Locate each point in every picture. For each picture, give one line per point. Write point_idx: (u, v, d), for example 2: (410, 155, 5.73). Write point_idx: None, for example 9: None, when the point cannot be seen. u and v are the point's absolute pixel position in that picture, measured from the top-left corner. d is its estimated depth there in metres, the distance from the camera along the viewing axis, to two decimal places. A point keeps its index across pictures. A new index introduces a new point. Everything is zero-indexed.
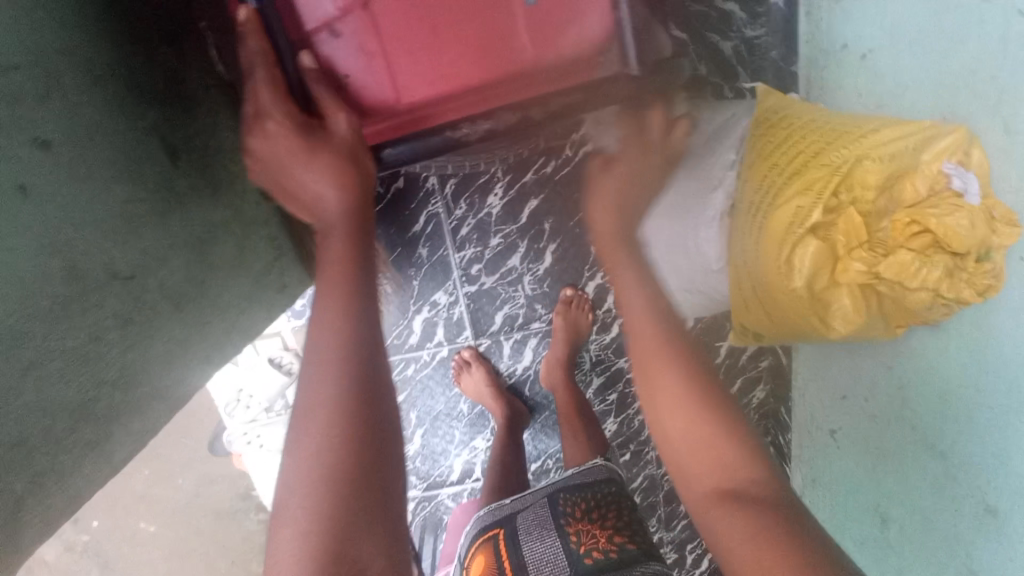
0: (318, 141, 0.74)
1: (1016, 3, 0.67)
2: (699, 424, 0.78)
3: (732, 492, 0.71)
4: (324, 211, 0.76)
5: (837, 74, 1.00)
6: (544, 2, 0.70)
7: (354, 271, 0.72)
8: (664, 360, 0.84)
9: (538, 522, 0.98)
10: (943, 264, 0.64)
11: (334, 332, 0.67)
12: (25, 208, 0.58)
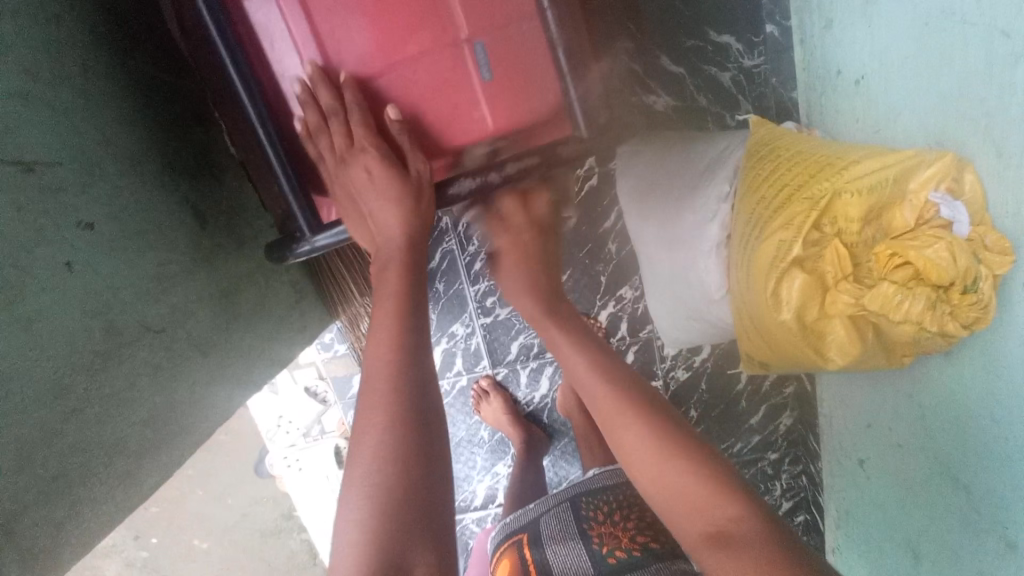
0: (393, 175, 0.62)
1: (999, 24, 0.66)
2: (670, 467, 0.69)
3: (714, 533, 0.62)
4: (388, 243, 0.64)
5: (833, 100, 1.00)
6: (502, 73, 0.59)
7: (409, 302, 0.62)
8: (620, 413, 0.76)
9: (560, 526, 0.95)
10: (924, 297, 0.65)
11: (387, 372, 0.58)
12: (73, 285, 0.54)
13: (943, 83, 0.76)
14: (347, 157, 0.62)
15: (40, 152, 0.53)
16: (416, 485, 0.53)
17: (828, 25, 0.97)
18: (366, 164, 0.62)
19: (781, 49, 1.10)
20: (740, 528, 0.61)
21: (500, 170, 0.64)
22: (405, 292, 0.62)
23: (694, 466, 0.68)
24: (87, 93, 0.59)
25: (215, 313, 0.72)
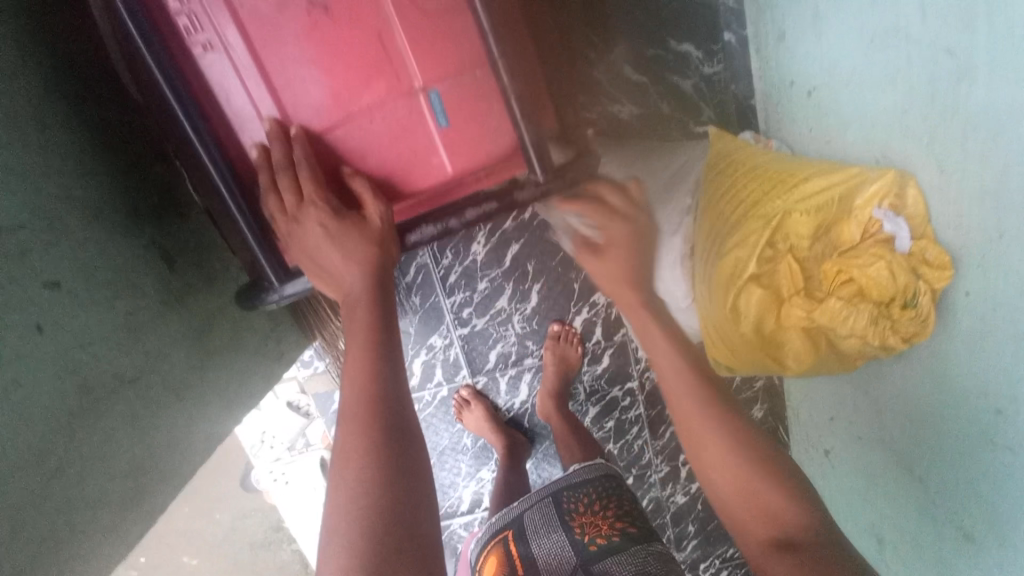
0: (347, 224, 0.55)
1: (942, 43, 0.66)
2: (748, 479, 0.70)
3: (784, 545, 0.65)
4: (348, 288, 0.58)
5: (789, 109, 1.03)
6: (460, 118, 0.56)
7: (382, 325, 0.58)
8: (706, 427, 0.75)
9: (544, 520, 0.94)
10: (867, 312, 0.71)
11: (361, 404, 0.54)
12: (42, 346, 0.54)
13: (887, 99, 0.78)
14: (297, 211, 0.54)
15: (3, 217, 0.52)
16: (394, 529, 0.49)
17: (781, 37, 0.99)
18: (316, 220, 0.54)
19: (739, 57, 1.12)
20: (812, 540, 0.64)
21: (461, 217, 0.59)
22: (378, 313, 0.58)
23: (770, 480, 0.70)
24: (46, 149, 0.59)
25: (190, 353, 0.73)
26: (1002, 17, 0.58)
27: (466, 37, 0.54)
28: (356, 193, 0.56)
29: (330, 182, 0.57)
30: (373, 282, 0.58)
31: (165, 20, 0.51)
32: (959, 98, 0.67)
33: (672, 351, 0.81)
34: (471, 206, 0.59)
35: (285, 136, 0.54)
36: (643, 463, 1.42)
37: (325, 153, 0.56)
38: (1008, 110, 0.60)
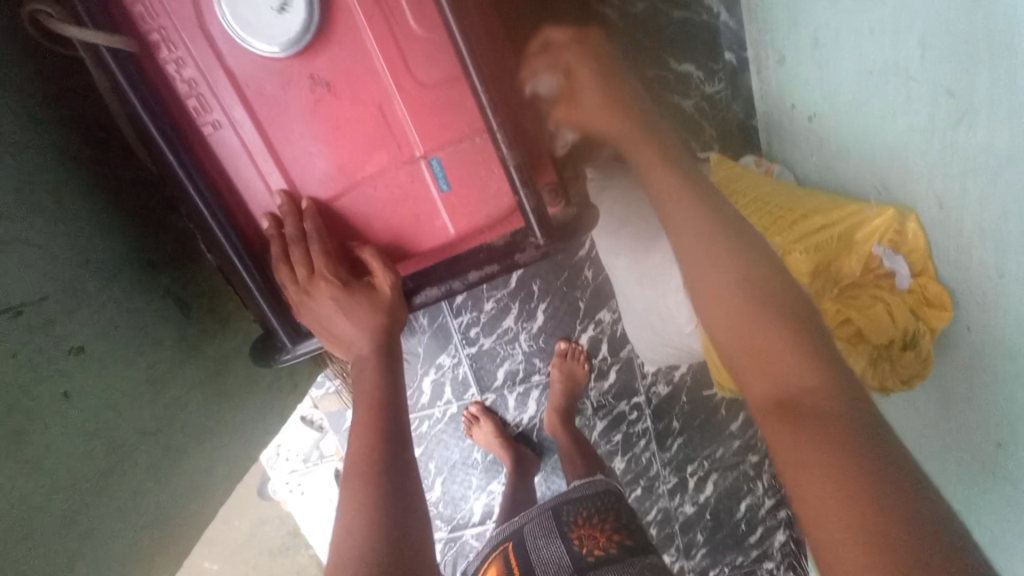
0: (357, 293, 0.58)
1: (942, 83, 0.66)
2: (757, 326, 0.53)
3: (793, 405, 0.48)
4: (358, 352, 0.60)
5: (791, 132, 1.02)
6: (461, 183, 0.57)
7: (386, 382, 0.60)
8: (711, 262, 0.58)
9: (544, 530, 0.92)
10: (865, 354, 0.76)
11: (363, 458, 0.56)
12: (72, 413, 0.57)
13: (891, 129, 0.77)
14: (309, 283, 0.56)
15: (25, 292, 0.55)
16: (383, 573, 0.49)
17: (781, 62, 0.99)
18: (324, 292, 0.56)
19: (740, 77, 1.12)
20: (834, 405, 0.47)
21: (465, 279, 0.61)
22: (384, 373, 0.60)
23: (790, 330, 0.52)
24: (62, 219, 0.61)
25: (206, 396, 0.76)
26: (996, 61, 0.57)
27: (464, 104, 0.55)
28: (365, 261, 0.58)
29: (341, 251, 0.59)
30: (378, 340, 0.60)
31: (175, 102, 0.53)
32: (957, 136, 0.66)
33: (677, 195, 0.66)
34: (473, 269, 0.61)
35: (297, 209, 0.56)
36: (652, 474, 1.43)
37: (337, 224, 0.58)
38: (1004, 154, 0.59)
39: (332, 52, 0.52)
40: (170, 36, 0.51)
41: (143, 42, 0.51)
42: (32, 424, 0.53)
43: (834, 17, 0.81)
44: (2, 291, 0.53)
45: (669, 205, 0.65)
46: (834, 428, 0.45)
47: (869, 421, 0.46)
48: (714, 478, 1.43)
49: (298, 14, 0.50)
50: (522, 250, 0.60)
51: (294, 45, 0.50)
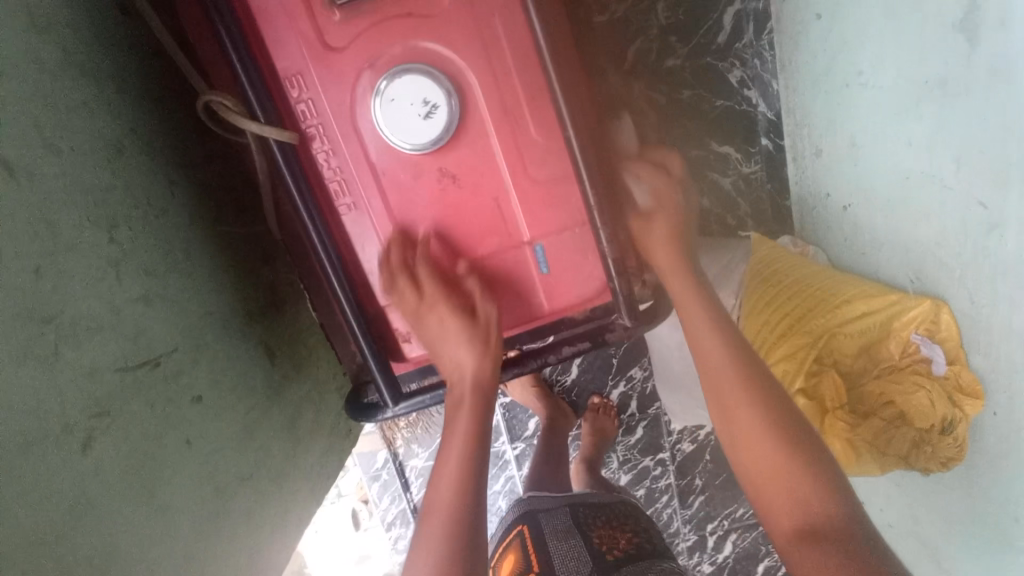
0: (464, 318, 0.61)
1: (976, 195, 0.74)
2: (778, 464, 0.59)
3: (813, 537, 0.54)
4: (457, 374, 0.62)
5: (824, 217, 1.11)
6: (560, 268, 0.64)
7: (483, 404, 0.62)
8: (737, 394, 0.64)
9: (563, 525, 0.87)
10: (909, 437, 0.82)
11: (452, 479, 0.58)
12: (192, 459, 0.62)
13: (925, 230, 0.85)
14: (421, 306, 0.61)
15: (162, 346, 0.60)
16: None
17: (818, 154, 1.08)
18: (440, 314, 0.61)
19: (776, 160, 1.22)
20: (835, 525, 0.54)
21: (558, 353, 0.67)
22: (480, 398, 0.62)
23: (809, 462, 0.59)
24: (190, 275, 0.67)
25: (284, 443, 0.80)
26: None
27: (570, 201, 0.62)
28: (472, 290, 0.62)
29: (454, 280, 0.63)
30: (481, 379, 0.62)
31: (320, 186, 0.60)
32: (988, 243, 0.74)
33: (707, 318, 0.68)
34: (567, 343, 0.68)
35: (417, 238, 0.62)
36: (672, 531, 1.46)
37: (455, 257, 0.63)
38: None
39: (461, 150, 0.60)
40: (326, 129, 0.59)
41: (301, 132, 0.59)
42: (159, 474, 0.57)
43: (872, 124, 0.91)
44: (146, 345, 0.58)
45: (703, 340, 0.68)
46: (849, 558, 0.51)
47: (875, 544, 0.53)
48: (732, 538, 1.46)
49: (439, 119, 0.58)
50: (613, 329, 0.67)
51: (432, 145, 0.59)
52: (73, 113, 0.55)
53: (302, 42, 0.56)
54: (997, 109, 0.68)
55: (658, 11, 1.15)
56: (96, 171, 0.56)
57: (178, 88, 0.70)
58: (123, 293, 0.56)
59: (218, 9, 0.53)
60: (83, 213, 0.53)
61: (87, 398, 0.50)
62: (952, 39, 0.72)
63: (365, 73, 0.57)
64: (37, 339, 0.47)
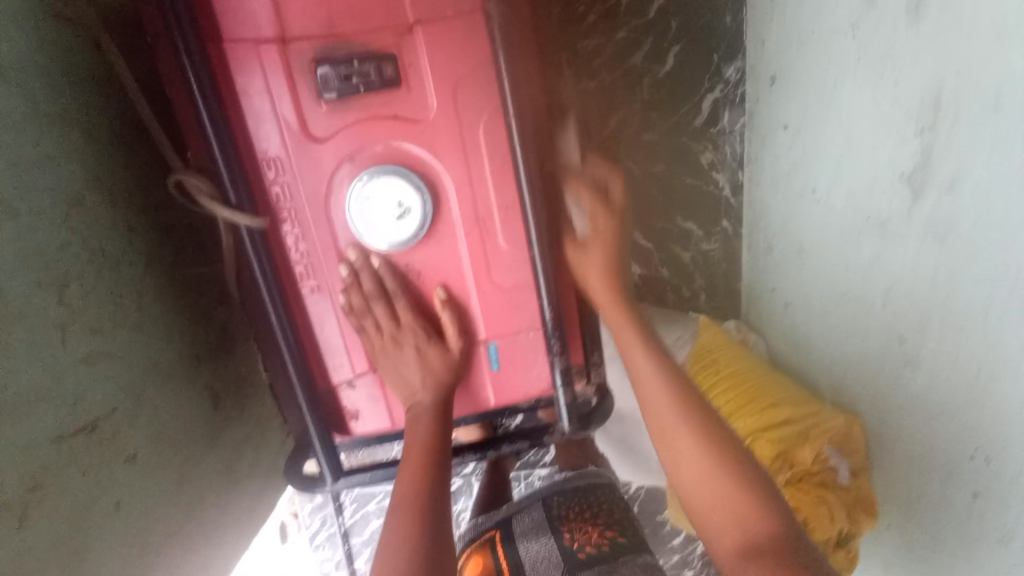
0: (435, 350, 0.62)
1: (894, 335, 0.81)
2: (717, 484, 0.58)
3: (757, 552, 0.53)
4: (415, 399, 0.63)
5: (766, 308, 1.18)
6: (510, 367, 0.67)
7: (442, 429, 0.62)
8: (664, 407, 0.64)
9: (534, 523, 0.79)
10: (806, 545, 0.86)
11: (412, 498, 0.57)
12: (121, 520, 0.62)
13: (846, 347, 0.92)
14: (396, 331, 0.61)
15: (100, 407, 0.60)
16: None
17: (769, 249, 1.14)
18: (416, 343, 0.62)
19: (732, 241, 1.27)
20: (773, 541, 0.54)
21: (498, 449, 0.70)
22: (439, 423, 0.62)
23: (739, 483, 0.58)
24: (139, 326, 0.66)
25: (217, 489, 0.80)
26: (946, 336, 0.73)
27: (527, 307, 0.65)
28: (444, 323, 0.63)
29: (427, 312, 0.63)
30: (436, 435, 0.61)
31: (285, 268, 0.61)
32: (903, 375, 0.81)
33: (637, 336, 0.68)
34: (507, 441, 0.71)
35: (396, 267, 0.61)
36: None
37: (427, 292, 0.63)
38: (941, 409, 0.75)
39: (429, 250, 0.62)
40: (298, 215, 0.59)
41: (272, 213, 0.59)
42: (89, 537, 0.58)
43: (816, 240, 0.97)
44: (84, 409, 0.58)
45: (640, 375, 0.66)
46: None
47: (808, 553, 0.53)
48: None
49: (410, 221, 0.59)
50: (551, 433, 0.70)
51: (400, 244, 0.60)
52: (30, 170, 0.54)
53: (283, 129, 0.56)
54: (928, 260, 0.74)
55: (643, 87, 1.16)
56: (51, 230, 0.56)
57: (142, 131, 0.69)
58: (64, 358, 0.56)
59: (202, 93, 0.52)
60: (33, 278, 0.53)
61: (23, 472, 0.51)
62: (898, 185, 0.77)
63: (344, 166, 0.58)
64: None
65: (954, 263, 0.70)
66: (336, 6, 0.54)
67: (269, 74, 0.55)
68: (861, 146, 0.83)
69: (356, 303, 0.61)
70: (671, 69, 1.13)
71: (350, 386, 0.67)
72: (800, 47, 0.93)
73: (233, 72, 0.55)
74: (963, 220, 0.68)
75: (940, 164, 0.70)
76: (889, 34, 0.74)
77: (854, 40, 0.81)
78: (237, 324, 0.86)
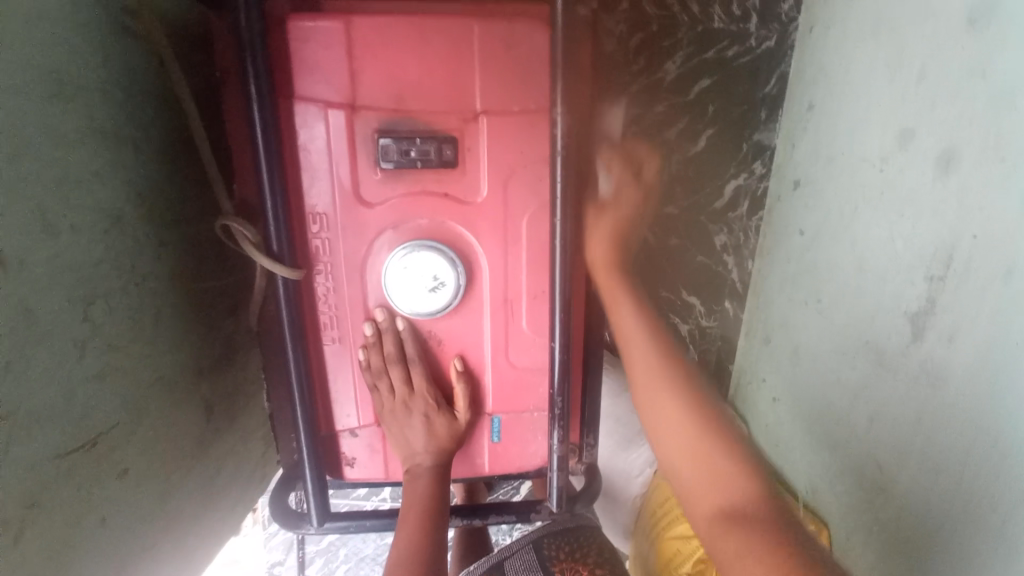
0: (444, 418, 0.63)
1: (874, 458, 0.79)
2: (708, 454, 0.56)
3: (739, 515, 0.52)
4: (414, 461, 0.63)
5: (753, 398, 1.12)
6: (509, 440, 0.69)
7: (442, 494, 0.62)
8: (655, 368, 0.62)
9: (526, 566, 0.72)
10: None
11: (410, 562, 0.55)
12: (101, 537, 0.61)
13: (824, 462, 0.91)
14: (409, 395, 0.62)
15: (102, 424, 0.60)
16: None
17: (766, 341, 1.08)
18: (425, 410, 0.62)
19: (732, 323, 1.18)
20: (759, 507, 0.52)
21: (485, 518, 0.71)
22: (440, 488, 0.62)
23: (724, 449, 0.56)
24: (152, 340, 0.66)
25: (195, 504, 0.79)
26: (922, 475, 0.71)
27: (536, 387, 0.67)
28: (455, 394, 0.64)
29: (440, 379, 0.65)
30: (436, 499, 0.61)
31: (311, 316, 0.62)
32: (873, 500, 0.80)
33: (628, 299, 0.66)
34: (496, 513, 0.72)
35: (416, 331, 0.63)
36: None
37: (444, 361, 0.65)
38: (903, 542, 0.74)
39: (454, 322, 0.64)
40: (333, 269, 0.60)
41: (308, 263, 0.60)
42: (69, 553, 0.57)
43: (814, 344, 0.92)
44: (86, 426, 0.58)
45: (631, 343, 0.64)
46: (764, 533, 0.50)
47: (788, 514, 0.52)
48: None
49: (441, 294, 0.61)
50: (539, 511, 0.72)
51: (426, 312, 0.62)
52: (78, 186, 0.54)
53: (334, 188, 0.58)
54: (914, 400, 0.72)
55: (673, 161, 1.06)
56: (86, 247, 0.56)
57: (185, 147, 0.69)
58: (80, 373, 0.56)
59: (266, 146, 0.53)
60: (64, 294, 0.54)
61: (23, 491, 0.51)
62: (897, 322, 0.75)
63: (386, 232, 0.60)
64: None
65: (937, 409, 0.68)
66: (409, 84, 0.56)
67: (333, 135, 0.56)
68: (870, 276, 0.79)
69: (375, 362, 0.62)
70: (702, 150, 1.05)
71: (352, 435, 0.68)
72: (827, 163, 0.88)
73: (297, 128, 0.56)
74: (959, 373, 0.65)
75: (946, 313, 0.67)
76: (919, 170, 0.70)
77: (880, 173, 0.77)
78: (241, 339, 0.86)
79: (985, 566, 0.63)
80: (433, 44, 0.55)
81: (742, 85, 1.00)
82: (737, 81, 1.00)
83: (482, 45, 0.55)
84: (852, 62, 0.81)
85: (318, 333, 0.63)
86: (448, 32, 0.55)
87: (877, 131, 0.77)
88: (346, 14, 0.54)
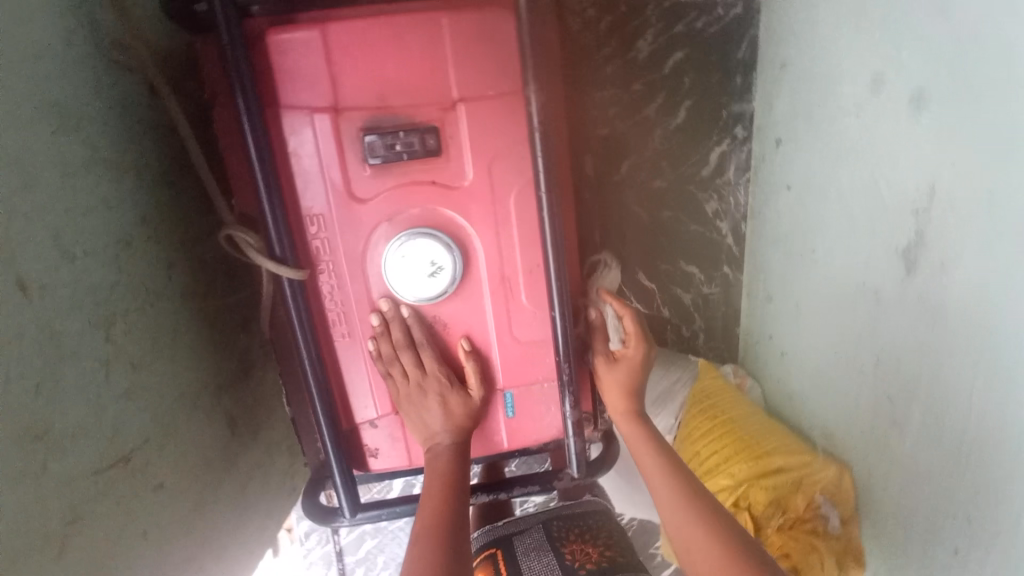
0: (457, 396, 0.66)
1: (884, 396, 0.80)
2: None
3: None
4: (432, 442, 0.66)
5: (764, 360, 1.13)
6: (523, 414, 0.71)
7: (462, 466, 0.64)
8: (675, 506, 0.66)
9: (534, 544, 0.75)
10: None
11: (434, 532, 0.58)
12: (144, 548, 0.64)
13: (837, 409, 0.91)
14: (421, 377, 0.65)
15: (134, 440, 0.63)
16: None
17: (768, 300, 1.09)
18: (438, 392, 0.65)
19: (734, 287, 1.19)
20: None
21: (510, 491, 0.74)
22: (460, 462, 0.64)
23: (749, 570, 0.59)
24: (171, 358, 0.69)
25: (229, 517, 0.82)
26: (931, 405, 0.72)
27: (544, 359, 0.69)
28: (465, 374, 0.67)
29: (450, 362, 0.68)
30: (456, 473, 0.63)
31: (320, 314, 0.65)
32: (888, 439, 0.81)
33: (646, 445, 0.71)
34: (519, 485, 0.75)
35: (421, 318, 0.66)
36: None
37: (452, 345, 0.67)
38: (919, 475, 0.75)
39: (457, 306, 0.66)
40: (335, 267, 0.63)
41: (312, 264, 0.63)
42: (115, 563, 0.60)
43: (814, 294, 0.94)
44: (119, 442, 0.61)
45: (652, 476, 0.69)
46: None
47: None
48: None
49: (441, 278, 0.63)
50: (560, 478, 0.75)
51: (427, 298, 0.64)
52: (88, 214, 0.57)
53: (328, 188, 0.60)
54: (916, 334, 0.73)
55: (657, 137, 1.08)
56: (99, 271, 0.59)
57: (185, 169, 0.73)
58: (108, 391, 0.59)
59: (259, 155, 0.56)
60: (85, 317, 0.57)
61: (64, 506, 0.54)
62: (892, 260, 0.76)
63: (382, 226, 0.62)
64: (30, 455, 0.50)
65: (937, 339, 0.69)
66: (387, 81, 0.58)
67: (321, 139, 0.59)
68: (861, 219, 0.80)
69: (386, 351, 0.65)
70: (683, 121, 1.06)
71: (372, 426, 0.70)
72: (807, 117, 0.89)
73: (287, 136, 0.59)
74: (955, 300, 0.66)
75: (934, 243, 0.68)
76: (893, 108, 0.71)
77: (857, 119, 0.78)
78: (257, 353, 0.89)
79: (997, 484, 0.64)
80: (406, 41, 0.58)
81: (715, 52, 1.02)
82: (710, 49, 1.02)
83: (453, 36, 0.58)
84: (819, 14, 0.82)
85: (328, 328, 0.66)
86: (421, 28, 0.57)
87: (851, 77, 0.78)
88: (321, 23, 0.56)
